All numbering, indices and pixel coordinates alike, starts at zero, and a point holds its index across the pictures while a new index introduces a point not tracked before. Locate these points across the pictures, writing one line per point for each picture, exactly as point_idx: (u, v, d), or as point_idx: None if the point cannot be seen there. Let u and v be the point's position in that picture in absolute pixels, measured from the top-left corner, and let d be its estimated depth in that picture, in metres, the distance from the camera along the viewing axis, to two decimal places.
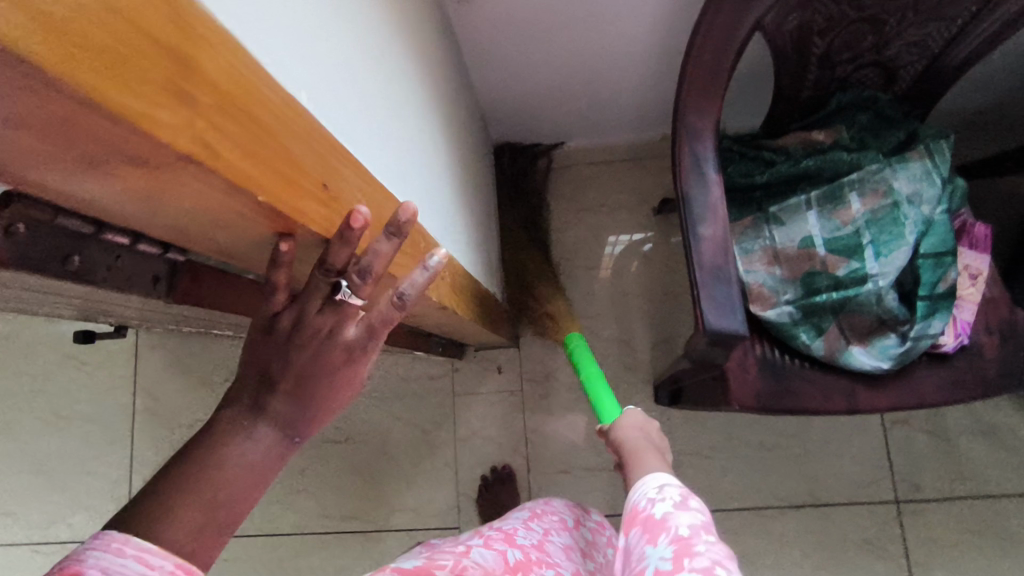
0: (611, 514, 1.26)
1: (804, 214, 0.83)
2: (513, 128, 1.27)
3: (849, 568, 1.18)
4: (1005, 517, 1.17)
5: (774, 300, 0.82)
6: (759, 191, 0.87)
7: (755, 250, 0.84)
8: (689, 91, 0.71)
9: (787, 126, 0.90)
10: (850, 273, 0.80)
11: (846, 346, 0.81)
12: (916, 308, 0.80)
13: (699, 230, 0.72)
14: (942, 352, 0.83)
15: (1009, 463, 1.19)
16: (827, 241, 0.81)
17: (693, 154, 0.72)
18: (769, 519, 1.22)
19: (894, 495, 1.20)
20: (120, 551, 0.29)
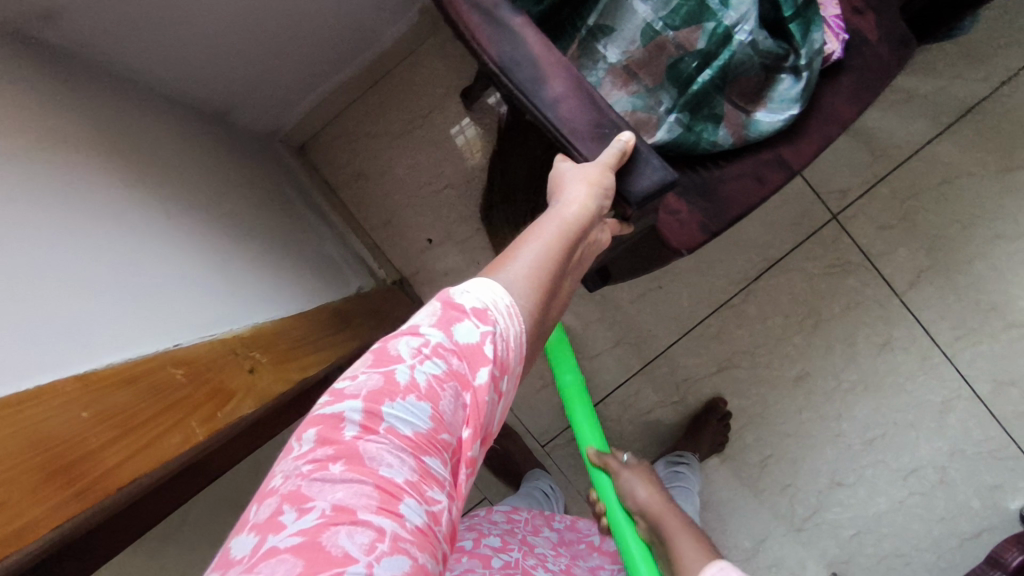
0: (608, 396, 1.18)
1: (627, 5, 0.63)
2: (263, 106, 1.01)
3: (828, 298, 1.16)
4: (935, 163, 1.12)
5: (655, 118, 0.66)
6: (565, 12, 0.65)
7: (603, 79, 0.65)
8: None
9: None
10: (714, 38, 0.63)
11: (749, 118, 0.67)
12: (791, 34, 0.65)
13: (545, 97, 0.50)
14: (834, 64, 0.69)
15: (909, 114, 1.13)
16: (668, 20, 0.63)
17: (475, 8, 0.50)
18: (741, 305, 1.17)
19: (829, 211, 1.16)
20: (379, 499, 0.36)
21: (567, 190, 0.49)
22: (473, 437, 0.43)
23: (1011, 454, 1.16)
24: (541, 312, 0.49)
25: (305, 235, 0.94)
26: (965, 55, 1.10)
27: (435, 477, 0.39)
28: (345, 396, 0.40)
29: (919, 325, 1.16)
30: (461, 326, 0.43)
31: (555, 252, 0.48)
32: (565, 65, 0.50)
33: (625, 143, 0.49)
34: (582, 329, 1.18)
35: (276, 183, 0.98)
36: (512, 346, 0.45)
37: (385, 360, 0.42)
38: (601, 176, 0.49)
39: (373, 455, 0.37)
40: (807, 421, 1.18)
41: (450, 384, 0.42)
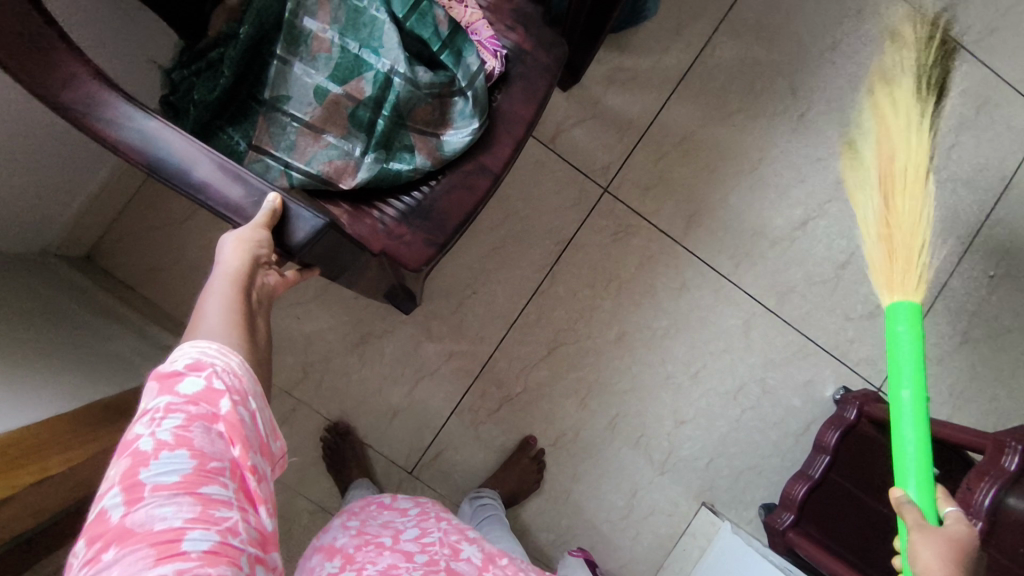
0: (457, 405, 1.25)
1: (293, 73, 0.70)
2: (11, 230, 0.98)
3: (623, 261, 1.28)
4: (672, 123, 1.27)
5: (353, 162, 0.73)
6: (242, 92, 0.71)
7: (295, 140, 0.72)
8: (28, 76, 0.53)
9: (205, 13, 0.73)
10: (378, 84, 0.72)
11: (438, 140, 0.76)
12: (447, 63, 0.74)
13: (196, 183, 0.56)
14: (501, 77, 0.79)
15: (641, 86, 1.27)
16: (333, 78, 0.71)
17: (107, 121, 0.55)
18: (550, 289, 1.26)
19: (601, 184, 1.27)
20: (158, 547, 0.43)
21: (223, 255, 0.56)
22: (243, 450, 0.50)
23: (809, 349, 1.33)
24: (253, 342, 0.56)
25: (93, 344, 0.94)
26: (667, 28, 1.27)
27: (216, 500, 0.47)
28: (106, 494, 0.46)
29: (703, 263, 1.30)
30: (181, 385, 0.50)
31: (236, 298, 0.56)
32: (209, 152, 0.56)
33: (273, 202, 0.56)
34: (415, 352, 1.25)
35: (50, 299, 0.95)
36: (243, 373, 0.53)
37: (127, 445, 0.48)
38: (255, 238, 0.55)
39: (144, 520, 0.44)
40: (638, 373, 1.29)
41: (196, 425, 0.49)
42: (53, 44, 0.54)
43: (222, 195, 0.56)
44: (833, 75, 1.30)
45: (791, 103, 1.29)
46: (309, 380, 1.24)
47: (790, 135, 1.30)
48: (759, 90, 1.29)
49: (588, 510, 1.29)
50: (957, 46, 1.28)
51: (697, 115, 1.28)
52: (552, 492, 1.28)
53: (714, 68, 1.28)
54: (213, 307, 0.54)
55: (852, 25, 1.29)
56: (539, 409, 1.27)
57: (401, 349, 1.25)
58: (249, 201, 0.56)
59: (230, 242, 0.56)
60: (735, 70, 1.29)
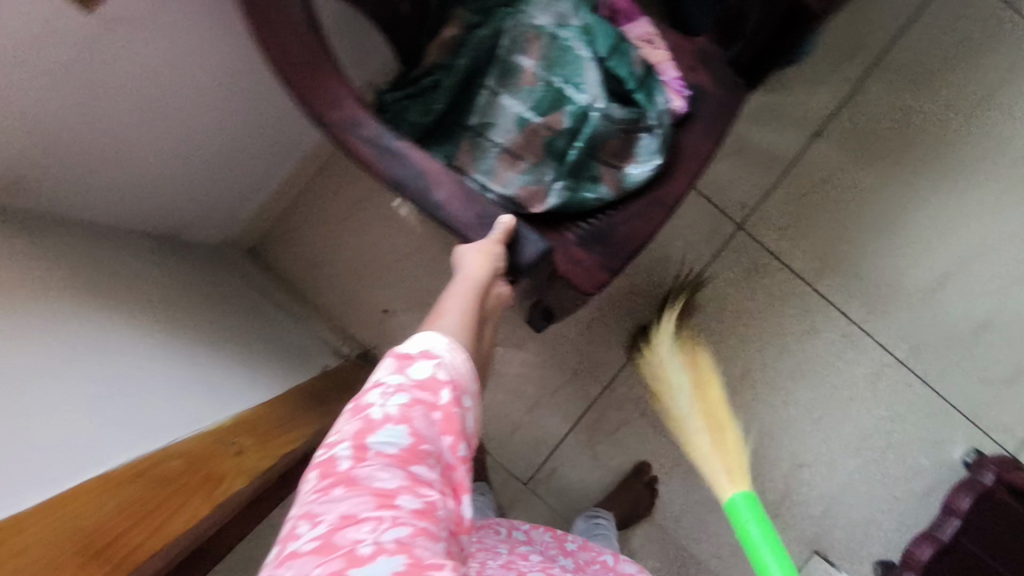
0: (576, 423, 1.29)
1: (499, 103, 0.76)
2: (207, 220, 1.11)
3: (752, 299, 1.30)
4: (813, 166, 1.29)
5: (543, 188, 0.78)
6: (450, 118, 0.78)
7: (493, 164, 0.77)
8: (307, 98, 0.60)
9: (420, 43, 0.78)
10: (576, 117, 0.77)
11: (621, 172, 0.80)
12: (639, 101, 0.78)
13: (436, 201, 0.62)
14: (684, 116, 0.82)
15: (785, 126, 1.29)
16: (535, 109, 0.76)
17: (365, 141, 0.62)
18: (676, 319, 1.30)
19: (736, 221, 1.29)
20: (376, 505, 0.48)
21: (465, 263, 0.62)
22: (451, 441, 0.55)
23: (942, 407, 1.28)
24: (475, 345, 0.62)
25: (270, 330, 1.04)
26: (817, 70, 1.28)
27: (423, 479, 0.51)
28: (338, 442, 0.53)
29: (835, 308, 1.30)
30: (413, 368, 0.56)
31: (472, 303, 0.62)
32: (447, 174, 0.63)
33: (506, 224, 0.62)
34: (540, 367, 1.29)
35: (238, 290, 1.07)
36: (463, 371, 0.58)
37: (361, 408, 0.54)
38: (489, 253, 0.61)
39: (367, 474, 0.50)
40: (758, 412, 1.30)
41: (418, 408, 0.54)
42: (326, 71, 0.61)
43: (456, 213, 0.62)
44: (992, 127, 1.26)
45: (942, 155, 1.27)
46: None
47: (937, 185, 1.27)
48: (908, 137, 1.28)
49: (695, 544, 1.29)
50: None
51: (839, 158, 1.29)
52: (662, 522, 1.29)
53: (862, 112, 1.28)
54: (452, 311, 0.61)
55: (1017, 81, 1.25)
56: (655, 436, 1.29)
57: (528, 363, 1.30)
58: (479, 220, 0.63)
59: (468, 255, 0.62)
60: (885, 115, 1.28)
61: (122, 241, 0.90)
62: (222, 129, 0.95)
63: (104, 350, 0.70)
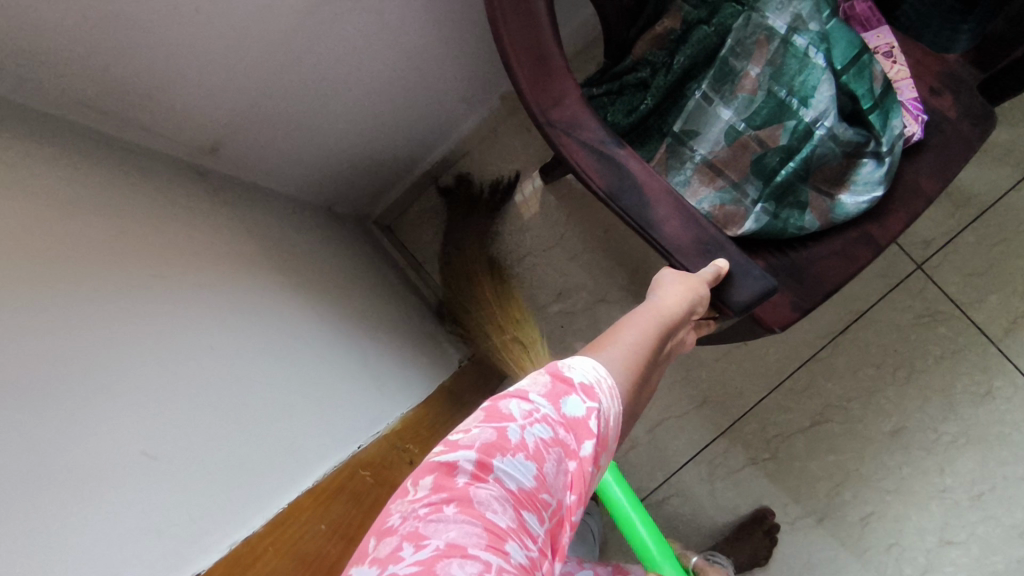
0: (700, 453, 1.20)
1: (709, 110, 0.63)
2: (360, 196, 1.10)
3: (920, 349, 1.17)
4: (1019, 209, 1.14)
5: (743, 209, 0.63)
6: (652, 121, 0.68)
7: (689, 178, 0.64)
8: (530, 92, 0.56)
9: (629, 34, 0.70)
10: (796, 135, 0.62)
11: (833, 202, 0.64)
12: (873, 122, 0.63)
13: (651, 219, 0.56)
14: (916, 145, 0.68)
15: (989, 163, 1.15)
16: (749, 122, 0.62)
17: (585, 146, 0.56)
18: (827, 359, 1.19)
19: (913, 262, 1.18)
20: (487, 548, 0.36)
21: (659, 292, 0.55)
22: (573, 501, 0.42)
23: None
24: (638, 393, 0.50)
25: (411, 314, 1.02)
26: None
27: (533, 533, 0.39)
28: (459, 446, 0.40)
29: (1020, 374, 1.14)
30: (568, 400, 0.44)
31: (654, 338, 0.52)
32: (669, 192, 0.56)
33: (720, 268, 0.54)
34: (669, 388, 1.22)
35: (383, 270, 1.06)
36: (613, 425, 0.46)
37: (497, 415, 0.42)
38: (696, 289, 0.54)
39: (482, 500, 0.38)
40: (907, 474, 1.16)
41: (556, 449, 0.42)
42: (557, 66, 0.56)
43: (670, 236, 0.56)
44: None
45: None
46: None
47: None
48: None
49: None
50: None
51: None
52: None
53: None
54: (628, 337, 0.51)
55: None
56: (784, 483, 1.19)
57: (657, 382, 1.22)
58: (698, 243, 0.56)
59: (670, 284, 0.55)
60: None
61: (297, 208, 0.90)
62: (407, 108, 0.95)
63: (292, 323, 0.69)
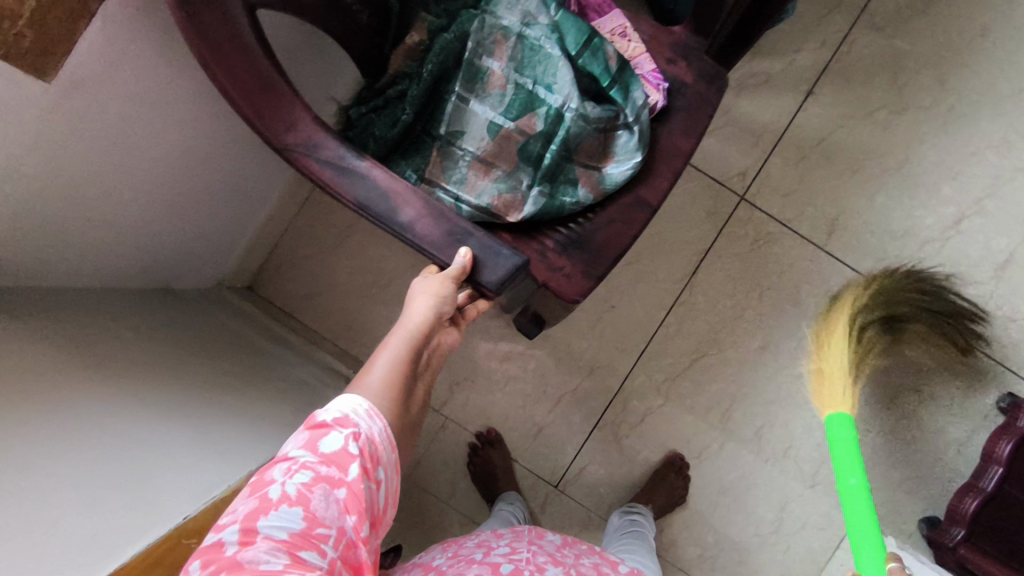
0: (601, 417, 1.27)
1: (467, 109, 0.69)
2: (202, 268, 1.11)
3: (763, 270, 1.29)
4: (810, 125, 1.28)
5: (520, 196, 0.69)
6: (415, 131, 0.71)
7: (466, 174, 0.69)
8: (261, 123, 0.59)
9: (383, 50, 0.72)
10: (547, 118, 0.68)
11: (600, 174, 0.70)
12: (615, 97, 0.69)
13: (402, 221, 0.60)
14: (663, 111, 0.73)
15: (772, 93, 1.29)
16: (507, 114, 0.68)
17: (325, 163, 0.60)
18: (687, 300, 1.29)
19: (736, 194, 1.30)
20: None
21: (414, 306, 0.62)
22: (355, 520, 0.52)
23: (971, 355, 1.26)
24: (402, 404, 0.59)
25: (273, 371, 1.04)
26: (802, 31, 1.28)
27: (311, 565, 0.50)
28: (230, 525, 0.50)
29: (849, 269, 1.28)
30: (323, 441, 0.53)
31: (406, 351, 0.60)
32: (416, 194, 0.61)
33: (464, 258, 0.59)
34: (558, 367, 1.28)
35: (241, 334, 1.07)
36: (381, 440, 0.55)
37: (260, 485, 0.52)
38: (436, 294, 0.62)
39: (251, 559, 0.48)
40: (783, 383, 1.28)
41: (320, 487, 0.52)
42: (285, 93, 0.59)
43: (424, 233, 0.60)
44: (993, 60, 1.23)
45: (942, 94, 1.24)
46: (455, 398, 1.28)
47: (941, 129, 1.24)
48: (905, 84, 1.25)
49: (733, 526, 1.26)
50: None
51: (832, 117, 1.28)
52: (700, 507, 1.27)
53: (855, 65, 1.27)
54: (380, 360, 0.59)
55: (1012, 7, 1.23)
56: (681, 422, 1.27)
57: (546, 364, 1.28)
58: (449, 236, 0.60)
59: (418, 295, 0.63)
60: (882, 61, 1.26)
61: (114, 301, 0.90)
62: (218, 169, 0.96)
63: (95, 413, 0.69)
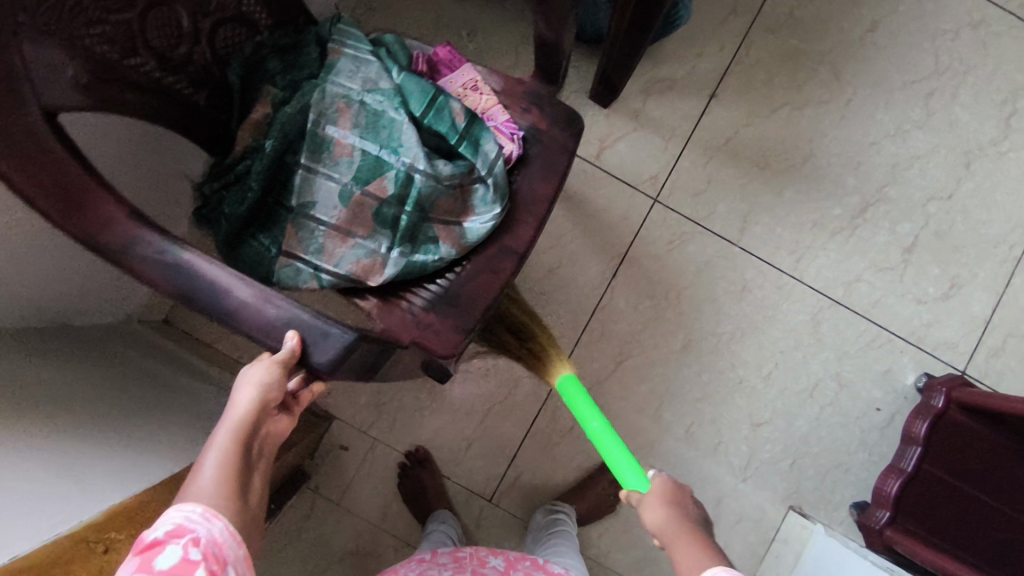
0: (532, 427, 1.27)
1: (315, 180, 0.77)
2: (102, 300, 1.06)
3: (681, 269, 1.32)
4: (715, 127, 1.33)
5: (380, 257, 0.77)
6: (269, 201, 0.79)
7: (322, 243, 0.77)
8: (79, 223, 0.63)
9: (229, 127, 0.80)
10: (397, 180, 0.76)
11: (461, 228, 0.77)
12: (461, 156, 0.76)
13: (229, 305, 0.65)
14: (519, 159, 0.79)
15: (678, 97, 1.33)
16: (356, 179, 0.77)
17: (144, 258, 0.65)
18: (609, 304, 1.31)
19: (650, 197, 1.33)
20: None
21: (240, 394, 0.64)
22: None
23: (887, 339, 1.29)
24: (242, 495, 0.59)
25: (184, 403, 1.01)
26: (701, 38, 1.33)
27: None
28: None
29: (763, 263, 1.31)
30: (159, 557, 0.51)
31: (236, 444, 0.61)
32: (243, 281, 0.66)
33: (292, 341, 0.64)
34: (487, 380, 1.27)
35: (148, 367, 1.03)
36: (224, 537, 0.55)
37: None
38: (263, 383, 0.64)
39: None
40: (708, 380, 1.30)
41: None
42: (97, 193, 0.64)
43: (248, 317, 0.65)
44: (878, 56, 1.31)
45: (835, 90, 1.31)
46: (382, 420, 1.27)
47: (836, 124, 1.31)
48: (801, 81, 1.32)
49: None
50: (1003, 14, 1.29)
51: (735, 118, 1.33)
52: (636, 510, 1.27)
53: (752, 67, 1.33)
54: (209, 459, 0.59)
55: (892, 5, 1.31)
56: (610, 426, 1.29)
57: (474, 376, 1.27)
58: (281, 316, 0.65)
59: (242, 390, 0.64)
60: (777, 62, 1.32)
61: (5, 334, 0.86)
62: None
63: None
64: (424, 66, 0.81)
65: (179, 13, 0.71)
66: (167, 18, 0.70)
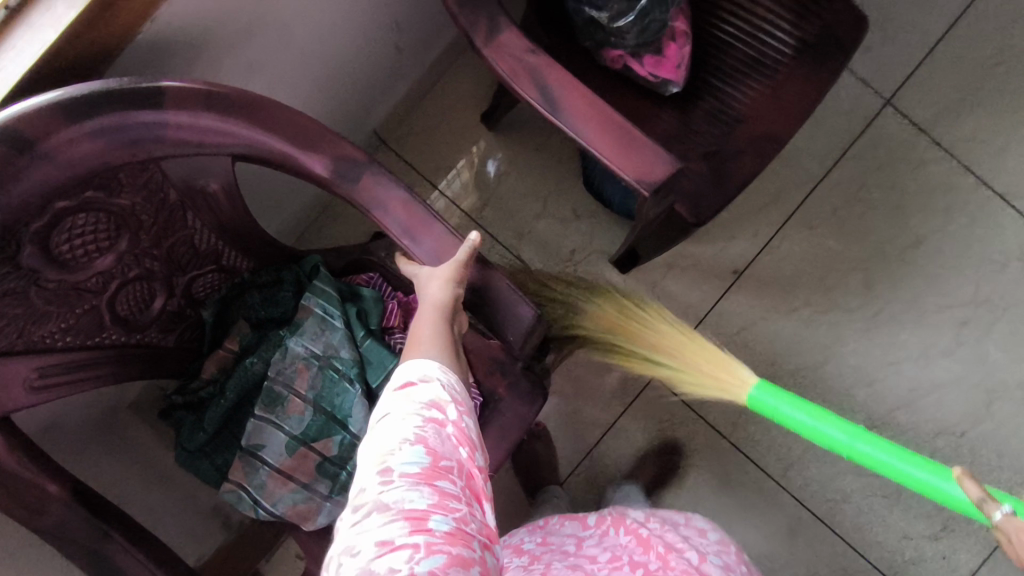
0: None
1: (263, 430, 0.72)
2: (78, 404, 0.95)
3: (665, 453, 1.24)
4: (730, 316, 1.27)
5: (317, 507, 0.72)
6: (219, 442, 0.76)
7: (265, 480, 0.71)
8: (17, 510, 0.60)
9: (201, 352, 0.79)
10: (343, 445, 0.72)
11: None
12: None
13: None
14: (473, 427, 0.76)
15: (699, 275, 1.28)
16: (303, 436, 0.72)
17: (69, 542, 0.63)
18: (587, 473, 1.25)
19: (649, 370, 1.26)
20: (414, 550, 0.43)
21: (427, 288, 0.60)
22: (467, 453, 0.51)
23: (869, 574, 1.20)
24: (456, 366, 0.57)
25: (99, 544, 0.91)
26: (735, 223, 1.29)
27: (450, 493, 0.47)
28: (371, 509, 0.45)
29: (753, 465, 1.23)
30: (409, 401, 0.52)
31: (445, 317, 0.59)
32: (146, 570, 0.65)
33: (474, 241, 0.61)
34: None
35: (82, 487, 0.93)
36: (459, 392, 0.55)
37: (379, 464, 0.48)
38: (458, 264, 0.60)
39: (400, 495, 0.46)
40: None
41: (430, 426, 0.50)
42: (39, 484, 0.61)
43: None
44: (914, 274, 1.28)
45: (862, 300, 1.27)
46: None
47: (860, 335, 1.27)
48: (830, 286, 1.27)
49: None
50: None
51: (754, 310, 1.27)
52: None
53: (782, 261, 1.28)
54: (422, 333, 0.57)
55: (939, 224, 1.28)
56: None
57: None
58: None
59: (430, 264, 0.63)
60: (810, 261, 1.28)
61: None
62: None
63: None
64: (396, 318, 0.77)
65: (156, 281, 0.68)
66: (141, 290, 0.67)
